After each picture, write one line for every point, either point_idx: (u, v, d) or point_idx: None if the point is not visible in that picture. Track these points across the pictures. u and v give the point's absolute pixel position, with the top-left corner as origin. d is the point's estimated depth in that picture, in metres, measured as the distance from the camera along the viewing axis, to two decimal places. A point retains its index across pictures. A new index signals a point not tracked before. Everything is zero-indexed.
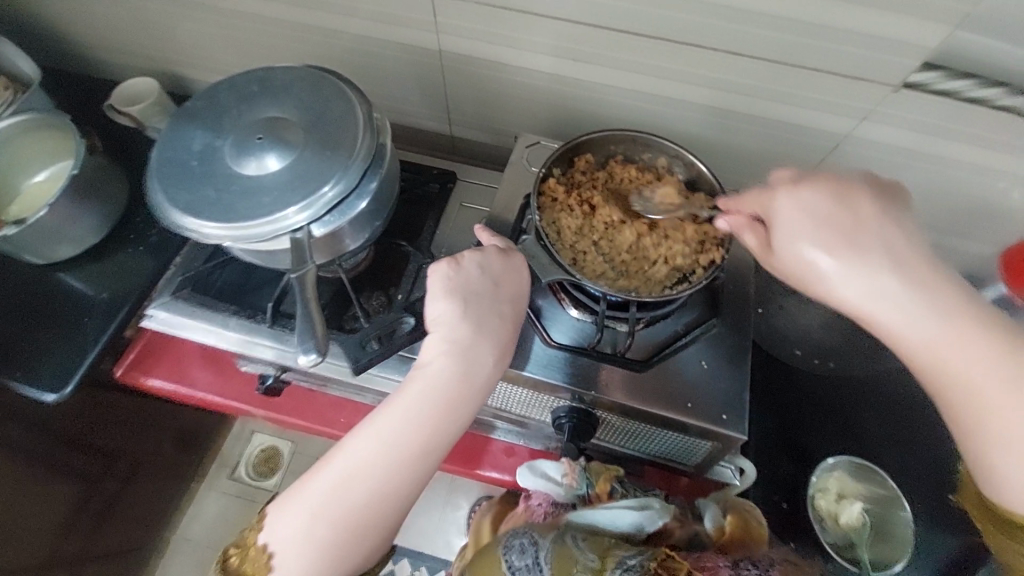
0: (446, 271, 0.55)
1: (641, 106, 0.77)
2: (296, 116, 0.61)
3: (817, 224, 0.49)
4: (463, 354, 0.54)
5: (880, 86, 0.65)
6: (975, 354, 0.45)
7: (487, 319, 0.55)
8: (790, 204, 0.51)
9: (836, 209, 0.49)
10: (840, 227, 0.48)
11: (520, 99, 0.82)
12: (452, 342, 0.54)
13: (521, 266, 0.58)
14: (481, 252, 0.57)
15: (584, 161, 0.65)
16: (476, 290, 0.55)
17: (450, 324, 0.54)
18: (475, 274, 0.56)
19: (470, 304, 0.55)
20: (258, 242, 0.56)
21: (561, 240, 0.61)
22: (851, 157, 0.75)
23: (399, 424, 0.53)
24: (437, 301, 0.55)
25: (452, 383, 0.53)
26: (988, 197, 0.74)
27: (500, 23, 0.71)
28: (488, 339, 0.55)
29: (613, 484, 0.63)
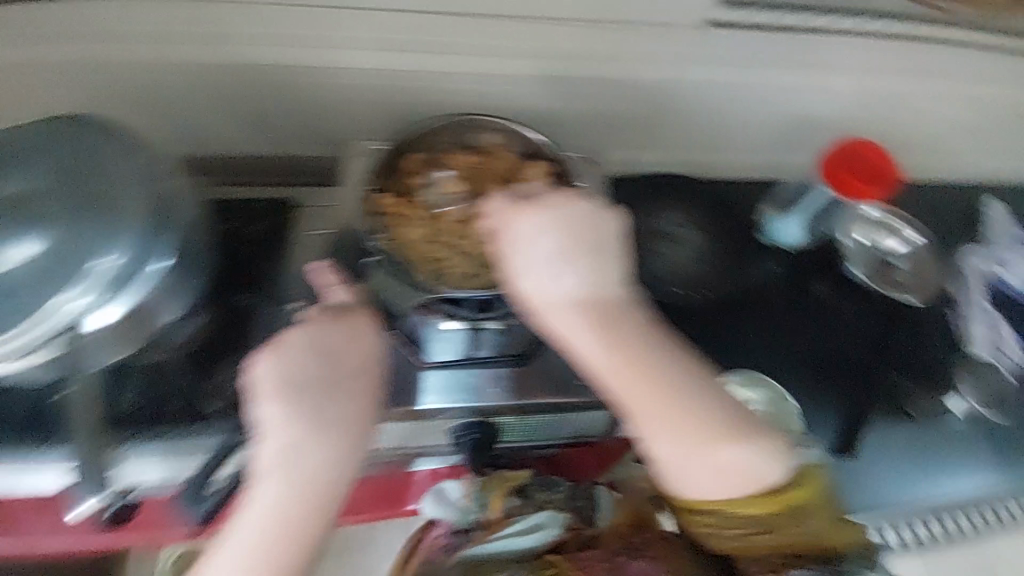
0: (271, 363, 0.51)
1: (475, 90, 0.74)
2: (44, 185, 0.50)
3: (545, 247, 0.52)
4: (311, 447, 0.51)
5: (676, 26, 0.73)
6: (635, 362, 0.52)
7: (330, 399, 0.52)
8: (529, 227, 0.52)
9: (571, 238, 0.52)
10: (558, 252, 0.52)
11: (349, 107, 0.74)
12: (298, 433, 0.51)
13: (364, 325, 0.54)
14: (307, 325, 0.53)
15: (414, 159, 0.60)
16: (310, 373, 0.52)
17: (290, 417, 0.51)
18: (305, 357, 0.52)
19: (306, 392, 0.52)
20: (33, 355, 0.48)
21: (410, 252, 0.55)
22: (680, 97, 0.80)
23: (263, 526, 0.50)
24: (268, 396, 0.51)
25: (306, 481, 0.51)
26: (790, 109, 0.84)
27: (310, 21, 0.66)
28: (337, 418, 0.52)
29: (509, 499, 0.63)
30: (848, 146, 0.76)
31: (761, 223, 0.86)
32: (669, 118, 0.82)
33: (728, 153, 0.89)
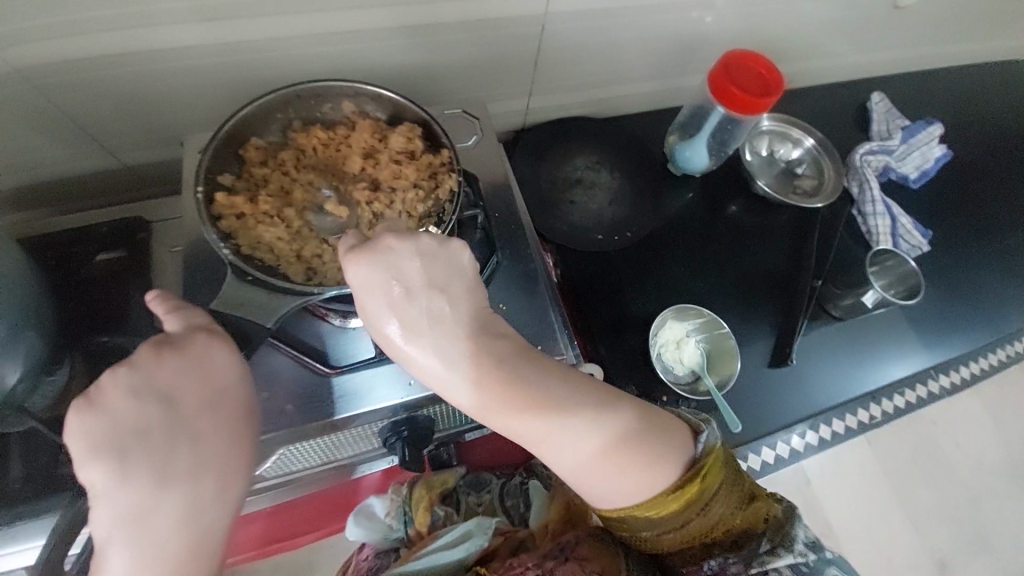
0: (84, 420, 0.35)
1: (324, 54, 0.62)
2: None
3: (385, 300, 0.40)
4: (163, 520, 0.35)
5: None
6: (523, 407, 0.41)
7: (174, 457, 0.36)
8: (362, 279, 0.40)
9: (421, 280, 0.41)
10: (404, 303, 0.40)
11: (176, 97, 0.61)
12: (131, 515, 0.35)
13: (211, 349, 0.39)
14: (128, 363, 0.37)
15: (256, 149, 0.52)
16: (140, 424, 0.36)
17: (115, 496, 0.35)
18: (133, 401, 0.36)
19: (142, 450, 0.36)
20: None
21: (275, 254, 0.48)
22: (562, 35, 0.72)
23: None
24: (79, 468, 0.35)
25: (163, 568, 0.35)
26: (681, 29, 0.78)
27: (60, 4, 0.49)
28: (189, 479, 0.36)
29: (434, 513, 0.59)
30: (729, 59, 0.74)
31: (670, 151, 0.85)
32: (556, 57, 0.75)
33: (622, 83, 0.84)
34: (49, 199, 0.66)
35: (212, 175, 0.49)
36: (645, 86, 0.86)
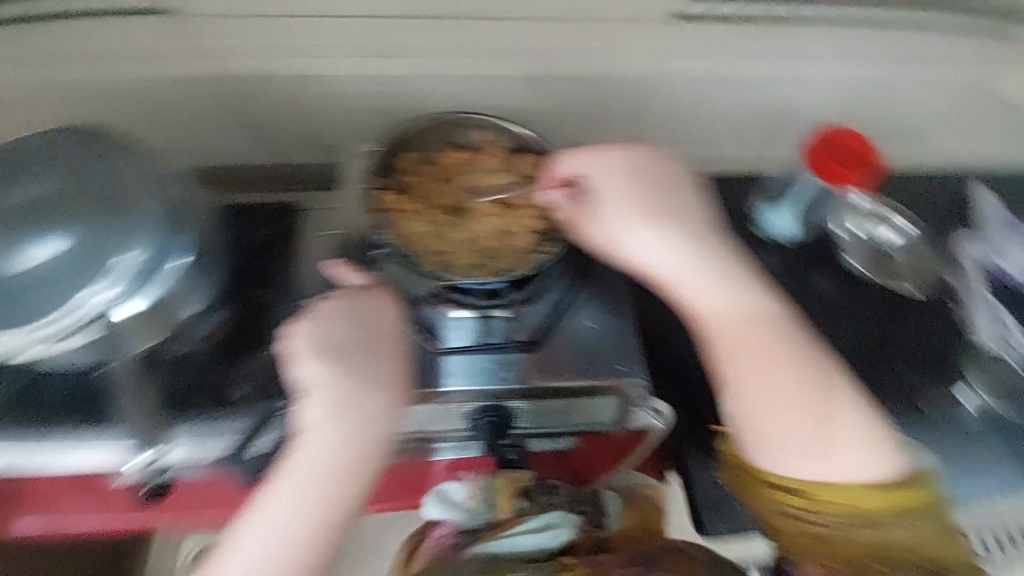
0: (307, 332, 0.52)
1: (466, 93, 0.75)
2: (50, 189, 0.51)
3: (628, 194, 0.58)
4: (351, 407, 0.51)
5: (648, 22, 0.76)
6: (728, 270, 0.58)
7: (364, 366, 0.52)
8: (612, 181, 0.58)
9: (640, 191, 0.58)
10: (644, 200, 0.58)
11: (341, 110, 0.75)
12: (331, 399, 0.51)
13: (386, 301, 0.55)
14: (331, 298, 0.54)
15: (408, 160, 0.63)
16: (344, 340, 0.52)
17: (324, 382, 0.51)
18: (339, 326, 0.53)
19: (342, 357, 0.52)
20: (57, 344, 0.49)
21: (421, 251, 0.58)
22: (670, 96, 0.79)
23: (300, 489, 0.49)
24: (301, 362, 0.52)
25: (345, 440, 0.51)
26: (781, 99, 0.83)
27: (291, 35, 0.71)
28: (374, 382, 0.52)
29: (517, 500, 0.58)
30: (830, 134, 0.77)
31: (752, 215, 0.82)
32: (662, 112, 0.81)
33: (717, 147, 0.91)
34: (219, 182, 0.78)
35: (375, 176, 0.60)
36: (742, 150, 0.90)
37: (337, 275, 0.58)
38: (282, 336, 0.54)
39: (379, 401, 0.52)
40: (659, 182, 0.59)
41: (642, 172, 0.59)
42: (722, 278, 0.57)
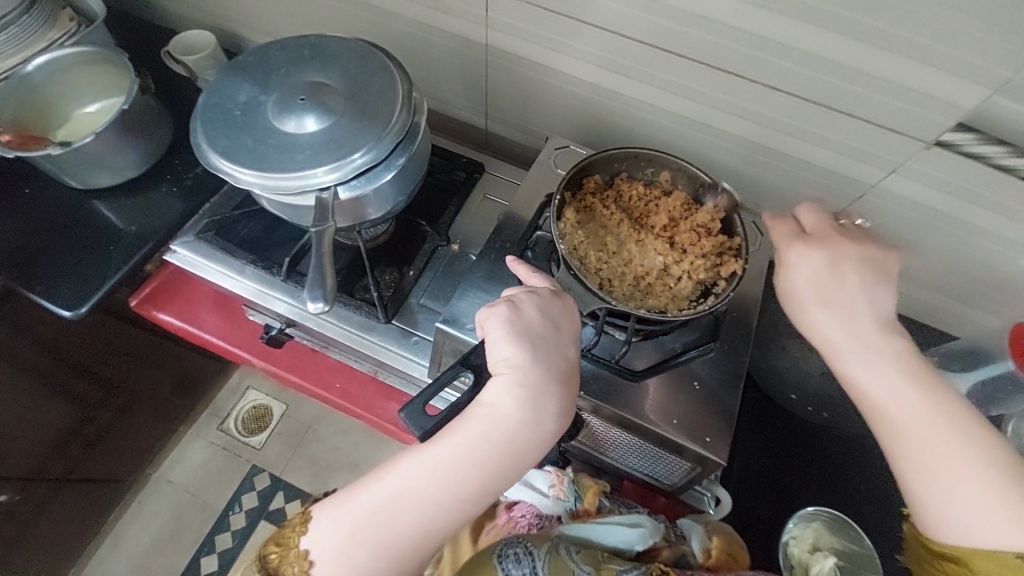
0: (505, 315, 0.51)
1: (671, 128, 0.79)
2: (339, 84, 0.64)
3: (823, 267, 0.53)
4: (533, 398, 0.49)
5: (911, 140, 0.65)
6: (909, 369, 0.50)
7: (554, 363, 0.51)
8: (803, 254, 0.54)
9: (830, 268, 0.53)
10: (840, 281, 0.53)
11: (559, 102, 0.83)
12: (520, 387, 0.49)
13: (574, 308, 0.54)
14: (537, 293, 0.53)
15: (592, 182, 0.66)
16: (543, 333, 0.51)
17: (516, 369, 0.49)
18: (536, 317, 0.52)
19: (538, 347, 0.50)
20: (284, 196, 0.59)
21: (586, 266, 0.61)
22: (875, 209, 0.75)
23: (459, 461, 0.48)
24: (498, 343, 0.50)
25: (517, 428, 0.49)
26: (1003, 268, 0.73)
27: (545, 28, 0.74)
28: (558, 380, 0.50)
29: (600, 500, 0.66)
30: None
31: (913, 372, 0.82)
32: None
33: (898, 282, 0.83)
34: (446, 130, 0.99)
35: (561, 189, 0.64)
36: (925, 294, 0.83)
37: (517, 273, 0.58)
38: (483, 311, 0.52)
39: (558, 407, 0.50)
40: (850, 255, 0.54)
41: (832, 247, 0.54)
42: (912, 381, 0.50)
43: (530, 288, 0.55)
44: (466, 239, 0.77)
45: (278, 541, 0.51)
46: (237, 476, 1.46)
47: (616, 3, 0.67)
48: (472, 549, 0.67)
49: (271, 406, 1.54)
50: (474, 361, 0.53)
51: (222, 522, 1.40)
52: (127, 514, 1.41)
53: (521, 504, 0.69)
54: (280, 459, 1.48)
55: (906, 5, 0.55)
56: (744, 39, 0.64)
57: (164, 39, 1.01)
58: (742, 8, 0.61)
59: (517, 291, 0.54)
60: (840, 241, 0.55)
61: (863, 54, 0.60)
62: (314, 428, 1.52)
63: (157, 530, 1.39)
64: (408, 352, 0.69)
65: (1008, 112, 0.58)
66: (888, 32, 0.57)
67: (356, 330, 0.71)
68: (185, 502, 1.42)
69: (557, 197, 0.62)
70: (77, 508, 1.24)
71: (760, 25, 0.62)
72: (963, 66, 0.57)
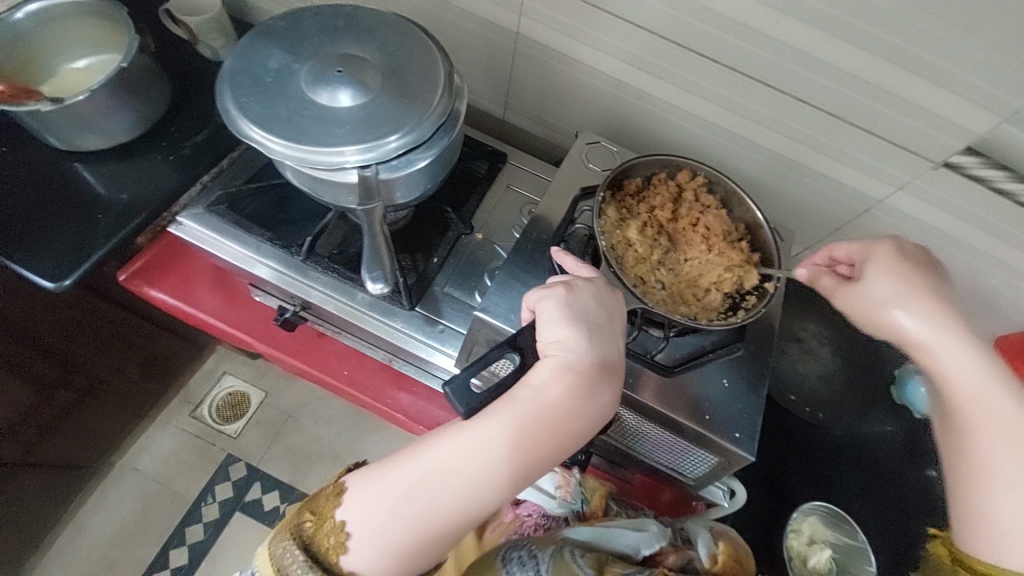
0: (561, 296, 0.51)
1: (694, 132, 0.80)
2: (377, 60, 0.62)
3: (900, 276, 0.54)
4: (585, 383, 0.49)
5: (922, 160, 0.69)
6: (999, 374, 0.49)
7: (608, 350, 0.50)
8: (885, 258, 0.55)
9: (912, 273, 0.54)
10: (920, 288, 0.53)
11: (585, 98, 0.83)
12: (573, 370, 0.49)
13: (622, 298, 0.54)
14: (591, 281, 0.53)
15: (632, 184, 0.64)
16: (599, 319, 0.50)
17: (570, 352, 0.49)
18: (592, 303, 0.51)
19: (592, 333, 0.50)
20: (320, 171, 0.57)
21: (623, 266, 0.59)
22: (880, 223, 0.79)
23: (505, 442, 0.47)
24: (553, 323, 0.50)
25: (566, 412, 0.48)
26: (986, 284, 0.79)
27: (580, 21, 0.74)
28: (610, 367, 0.50)
29: (607, 503, 0.68)
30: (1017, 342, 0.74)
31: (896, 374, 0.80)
32: (859, 234, 0.82)
33: None
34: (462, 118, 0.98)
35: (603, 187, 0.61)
36: None
37: (562, 265, 0.57)
38: (537, 292, 0.52)
39: (606, 395, 0.50)
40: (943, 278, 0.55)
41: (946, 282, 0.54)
42: (994, 380, 0.49)
43: (582, 276, 0.54)
44: (490, 229, 0.76)
45: (314, 509, 0.50)
46: (210, 466, 1.39)
47: (654, 2, 0.68)
48: (477, 546, 0.68)
49: (249, 393, 1.47)
50: (522, 344, 0.51)
51: (193, 514, 1.33)
52: (87, 504, 1.32)
53: (527, 503, 0.71)
54: (257, 448, 1.42)
55: (937, 32, 0.58)
56: (781, 50, 0.66)
57: None
58: (782, 20, 0.63)
59: (573, 276, 0.53)
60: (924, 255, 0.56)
61: (891, 75, 0.63)
62: (295, 417, 1.47)
63: (120, 521, 1.31)
64: (432, 340, 0.68)
65: (1013, 138, 0.63)
66: (913, 54, 0.60)
67: (380, 315, 0.69)
68: (153, 491, 1.35)
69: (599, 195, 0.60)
70: (33, 498, 1.15)
71: (796, 40, 0.64)
72: (978, 93, 0.61)
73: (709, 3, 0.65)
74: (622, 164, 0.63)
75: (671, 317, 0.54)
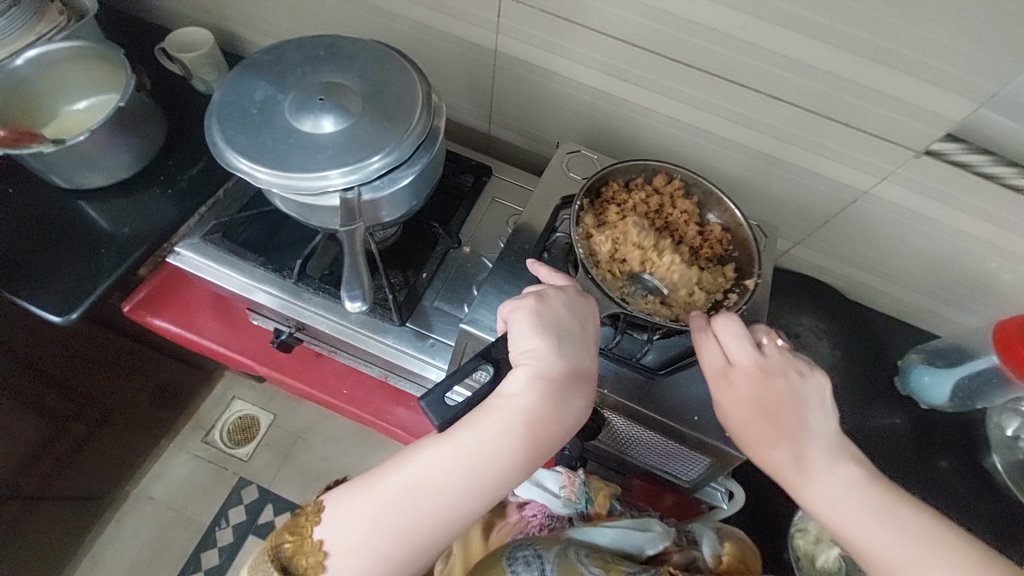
0: (532, 307, 0.51)
1: (676, 135, 0.81)
2: (357, 86, 0.64)
3: (756, 401, 0.51)
4: (555, 391, 0.49)
5: (903, 149, 0.69)
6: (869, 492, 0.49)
7: (578, 358, 0.51)
8: (738, 385, 0.52)
9: (765, 399, 0.51)
10: (773, 417, 0.51)
11: (566, 109, 0.85)
12: (543, 380, 0.49)
13: (592, 303, 0.54)
14: (563, 289, 0.53)
15: (610, 189, 0.65)
16: (567, 329, 0.51)
17: (541, 361, 0.49)
18: (563, 312, 0.51)
19: (562, 342, 0.50)
20: (304, 196, 0.58)
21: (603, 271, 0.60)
22: (868, 213, 0.78)
23: (479, 452, 0.48)
24: (524, 333, 0.50)
25: (539, 421, 0.49)
26: (982, 270, 0.79)
27: (555, 34, 0.75)
28: (580, 375, 0.51)
29: (611, 503, 0.68)
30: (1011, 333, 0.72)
31: (901, 365, 0.87)
32: (849, 226, 0.82)
33: (886, 282, 0.88)
34: (450, 134, 1.00)
35: (581, 193, 0.62)
36: (910, 294, 0.87)
37: (537, 275, 0.58)
38: (509, 303, 0.53)
39: (578, 401, 0.50)
40: (793, 383, 0.52)
41: (791, 383, 0.52)
42: (863, 493, 0.49)
43: (554, 286, 0.55)
44: (477, 242, 0.77)
45: (293, 530, 0.51)
46: (222, 491, 1.40)
47: (625, 12, 0.69)
48: (483, 546, 0.67)
49: (258, 416, 1.49)
50: (495, 355, 0.52)
51: (208, 538, 1.35)
52: (104, 534, 1.34)
53: (532, 503, 0.70)
54: (268, 470, 1.43)
55: (906, 24, 0.58)
56: (752, 51, 0.67)
57: (158, 38, 0.99)
58: (751, 22, 0.64)
59: (544, 287, 0.54)
60: (774, 363, 0.52)
61: (864, 69, 0.63)
62: (303, 438, 1.48)
63: (137, 549, 1.33)
64: (424, 355, 0.69)
65: (992, 122, 0.63)
66: (883, 47, 0.61)
67: (370, 332, 0.71)
68: (168, 517, 1.36)
69: (577, 201, 0.60)
70: (52, 529, 1.17)
71: (766, 40, 0.65)
72: (953, 80, 0.61)
73: (678, 10, 0.66)
74: (599, 170, 0.64)
75: (652, 319, 0.54)
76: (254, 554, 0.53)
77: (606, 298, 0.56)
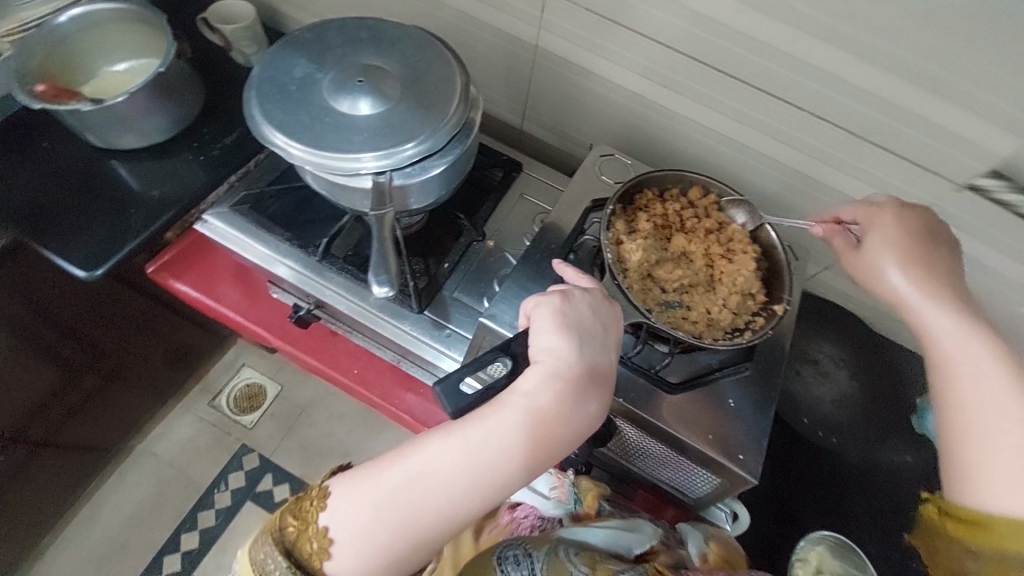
0: (556, 305, 0.51)
1: (711, 146, 0.80)
2: (397, 70, 0.63)
3: (901, 245, 0.55)
4: (571, 392, 0.49)
5: (944, 181, 0.67)
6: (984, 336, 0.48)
7: (597, 361, 0.50)
8: (884, 223, 0.57)
9: (915, 246, 0.55)
10: (919, 256, 0.54)
11: (602, 109, 0.84)
12: (560, 381, 0.49)
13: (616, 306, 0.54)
14: (588, 291, 0.53)
15: (644, 197, 0.65)
16: (589, 330, 0.51)
17: (560, 361, 0.49)
18: (586, 313, 0.51)
19: (583, 343, 0.50)
20: (335, 175, 0.59)
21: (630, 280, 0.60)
22: None
23: (490, 448, 0.48)
24: (546, 332, 0.50)
25: (552, 421, 0.49)
26: (1014, 312, 0.76)
27: (598, 33, 0.74)
28: (597, 378, 0.50)
29: (600, 504, 0.67)
30: None
31: None
32: None
33: None
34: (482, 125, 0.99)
35: (614, 198, 0.62)
36: None
37: (563, 276, 0.58)
38: (533, 300, 0.52)
39: (592, 406, 0.50)
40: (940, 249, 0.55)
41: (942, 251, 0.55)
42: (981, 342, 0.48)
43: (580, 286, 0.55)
44: (501, 236, 0.77)
45: (296, 515, 0.51)
46: (224, 455, 1.43)
47: (672, 17, 0.68)
48: (474, 546, 0.67)
49: (265, 386, 1.51)
50: (514, 350, 0.52)
51: (207, 499, 1.38)
52: (108, 485, 1.38)
53: (522, 505, 0.70)
54: (271, 440, 1.46)
55: (965, 53, 0.56)
56: (799, 68, 0.65)
57: (202, 6, 1.00)
58: (799, 37, 0.63)
59: (569, 286, 0.54)
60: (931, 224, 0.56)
61: (912, 96, 0.62)
62: (308, 412, 1.50)
63: (137, 502, 1.36)
64: (440, 344, 0.69)
65: None
66: (937, 75, 0.59)
67: (387, 317, 0.71)
68: (170, 475, 1.39)
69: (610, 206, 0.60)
70: (58, 475, 1.21)
71: (814, 57, 0.63)
72: (1005, 115, 0.59)
73: (727, 19, 0.65)
74: (635, 177, 0.64)
75: (675, 332, 0.54)
76: (252, 534, 0.53)
77: (629, 307, 0.56)
